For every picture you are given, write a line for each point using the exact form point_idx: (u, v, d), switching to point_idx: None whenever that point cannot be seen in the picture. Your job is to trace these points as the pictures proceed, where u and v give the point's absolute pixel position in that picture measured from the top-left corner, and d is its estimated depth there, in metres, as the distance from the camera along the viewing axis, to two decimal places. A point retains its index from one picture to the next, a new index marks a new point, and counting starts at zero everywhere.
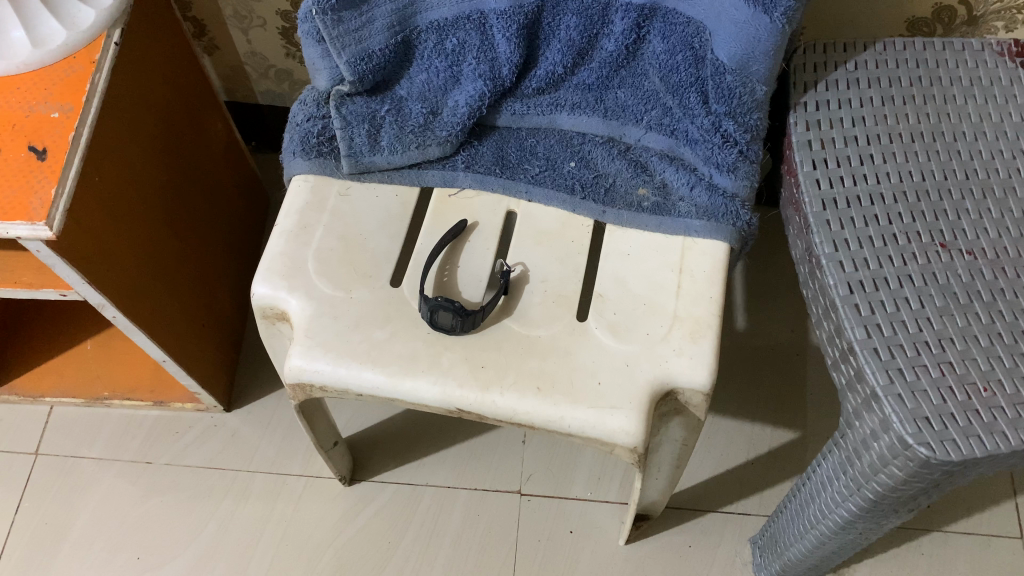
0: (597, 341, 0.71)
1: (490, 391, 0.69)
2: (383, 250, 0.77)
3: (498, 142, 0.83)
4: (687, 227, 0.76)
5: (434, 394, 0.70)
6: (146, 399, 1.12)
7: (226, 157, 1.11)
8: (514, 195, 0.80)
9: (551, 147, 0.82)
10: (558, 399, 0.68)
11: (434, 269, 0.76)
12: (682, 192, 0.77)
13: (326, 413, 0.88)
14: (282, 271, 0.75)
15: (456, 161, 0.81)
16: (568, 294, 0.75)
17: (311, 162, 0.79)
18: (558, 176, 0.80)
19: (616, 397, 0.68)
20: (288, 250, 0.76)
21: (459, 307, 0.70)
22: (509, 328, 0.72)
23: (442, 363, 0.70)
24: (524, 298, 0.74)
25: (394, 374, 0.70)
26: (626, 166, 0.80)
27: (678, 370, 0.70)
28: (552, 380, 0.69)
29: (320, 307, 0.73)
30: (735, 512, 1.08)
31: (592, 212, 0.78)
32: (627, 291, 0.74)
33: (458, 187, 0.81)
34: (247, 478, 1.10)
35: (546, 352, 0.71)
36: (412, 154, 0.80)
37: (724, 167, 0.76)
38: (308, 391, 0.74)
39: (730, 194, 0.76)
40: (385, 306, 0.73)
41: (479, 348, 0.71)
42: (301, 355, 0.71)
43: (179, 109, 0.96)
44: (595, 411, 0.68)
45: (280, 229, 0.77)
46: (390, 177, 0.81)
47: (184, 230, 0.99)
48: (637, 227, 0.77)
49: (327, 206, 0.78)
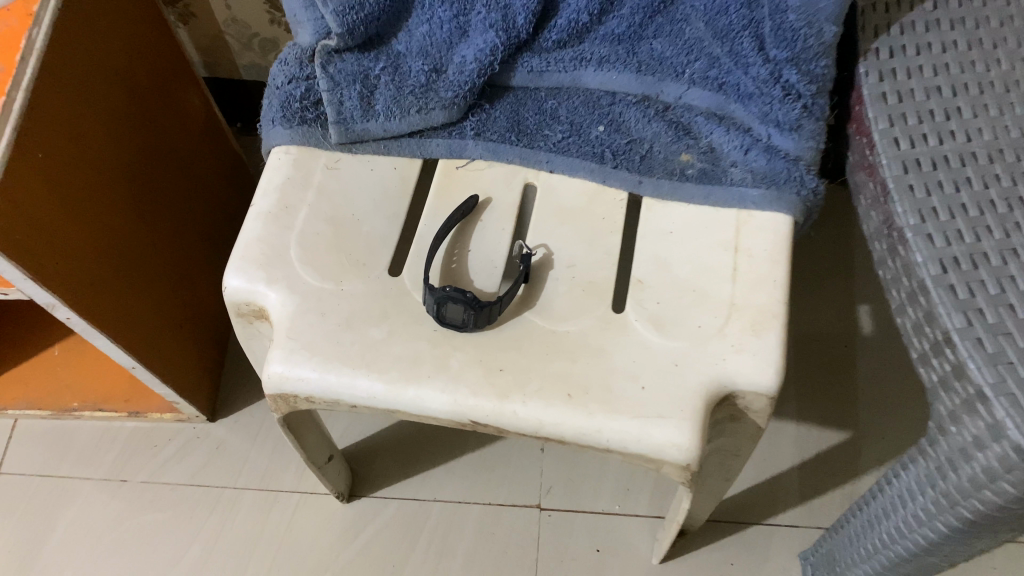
0: (637, 336, 0.59)
1: (510, 399, 0.57)
2: (379, 234, 0.64)
3: (513, 104, 0.70)
4: (742, 197, 0.63)
5: (443, 405, 0.57)
6: (120, 410, 1.00)
7: (207, 138, 0.99)
8: (533, 165, 0.68)
9: (575, 109, 0.70)
10: (592, 408, 0.56)
11: (441, 254, 0.64)
12: (735, 157, 0.65)
13: (318, 427, 0.76)
14: (258, 260, 0.62)
15: (464, 127, 0.69)
16: (601, 281, 0.63)
17: (293, 132, 0.67)
18: (584, 143, 0.68)
19: (662, 404, 0.56)
20: (266, 234, 0.63)
21: (470, 298, 0.57)
22: (531, 324, 0.60)
23: (452, 367, 0.58)
24: (548, 286, 0.62)
25: (394, 381, 0.58)
26: (665, 129, 0.68)
27: (737, 370, 0.57)
28: (585, 385, 0.57)
29: (304, 302, 0.60)
30: (781, 524, 0.96)
31: (626, 183, 0.67)
32: (671, 276, 0.62)
33: (467, 158, 0.69)
34: (233, 497, 0.98)
35: (576, 352, 0.58)
36: (412, 119, 0.67)
37: (785, 125, 0.64)
38: (292, 403, 0.62)
39: (793, 156, 0.64)
40: (382, 300, 0.61)
41: (496, 348, 0.59)
42: (282, 361, 0.59)
43: (147, 81, 0.84)
44: (637, 423, 0.55)
45: (257, 210, 0.65)
46: (386, 147, 0.68)
47: (156, 220, 0.87)
48: (680, 200, 0.65)
49: (313, 182, 0.66)
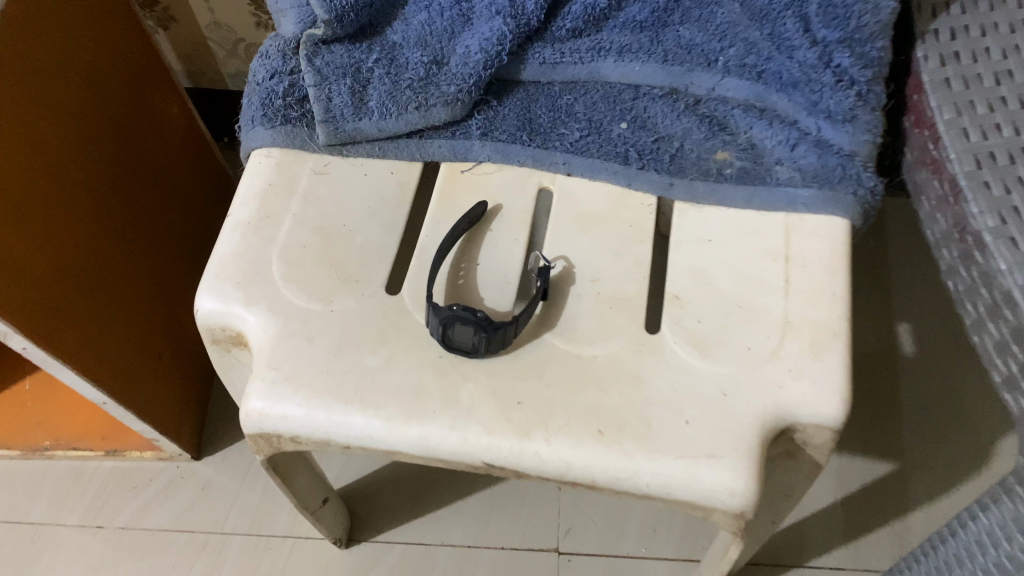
0: (677, 360, 0.51)
1: (533, 437, 0.49)
2: (374, 246, 0.56)
3: (524, 100, 0.62)
4: (790, 199, 0.56)
5: (452, 443, 0.49)
6: (96, 448, 0.91)
7: (187, 150, 0.91)
8: (547, 168, 0.60)
9: (593, 105, 0.62)
10: (628, 446, 0.48)
11: (445, 268, 0.56)
12: (779, 154, 0.57)
13: (310, 468, 0.67)
14: (235, 277, 0.54)
15: (469, 126, 0.61)
16: (630, 297, 0.54)
17: (275, 132, 0.59)
18: (605, 142, 0.60)
19: (712, 440, 0.48)
20: (245, 248, 0.55)
21: (481, 319, 0.49)
22: (553, 347, 0.52)
23: (461, 399, 0.50)
24: (571, 304, 0.54)
25: (393, 416, 0.49)
26: (697, 124, 0.60)
27: (796, 399, 0.50)
28: (620, 418, 0.49)
29: (288, 325, 0.52)
30: (826, 567, 0.87)
31: (654, 186, 0.59)
32: (712, 291, 0.54)
33: (473, 161, 0.61)
34: (219, 542, 0.89)
35: (607, 380, 0.50)
36: (410, 116, 0.59)
37: (837, 116, 0.56)
38: (276, 444, 0.53)
39: (847, 151, 0.56)
40: (379, 322, 0.53)
41: (513, 376, 0.51)
42: (263, 395, 0.51)
43: (114, 85, 0.76)
44: (683, 463, 0.48)
45: (235, 220, 0.57)
46: (382, 150, 0.60)
47: (127, 238, 0.78)
48: (717, 203, 0.57)
49: (298, 189, 0.58)
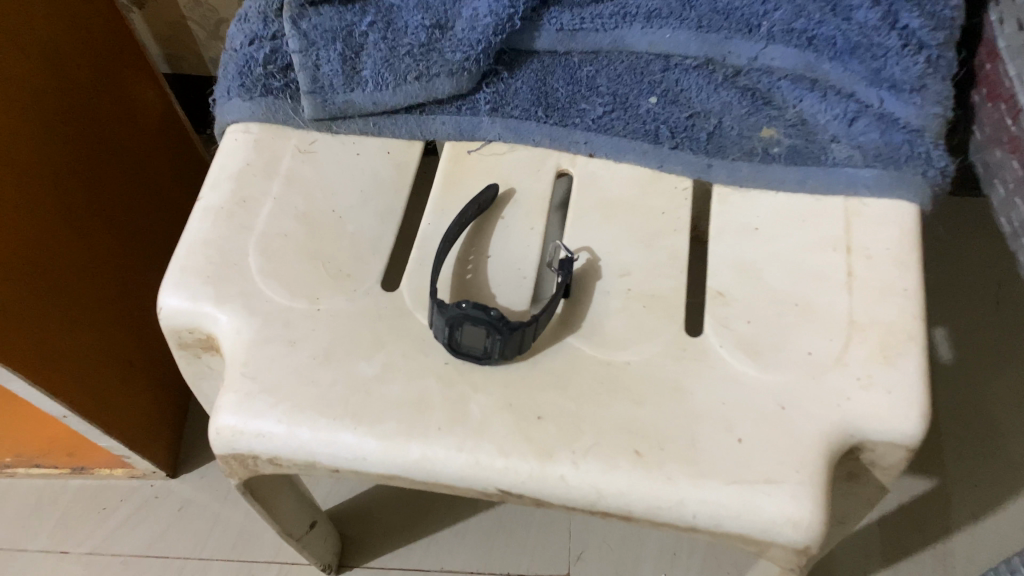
0: (725, 368, 0.44)
1: (555, 458, 0.41)
2: (367, 236, 0.48)
3: (539, 72, 0.55)
4: (851, 180, 0.48)
5: (459, 467, 0.41)
6: (62, 466, 0.82)
7: (165, 140, 0.82)
8: (566, 147, 0.52)
9: (616, 77, 0.54)
10: (671, 470, 0.41)
11: (451, 261, 0.48)
12: (835, 130, 0.50)
13: (295, 490, 0.59)
14: (205, 271, 0.46)
15: (478, 101, 0.53)
16: (667, 293, 0.47)
17: (253, 105, 0.51)
18: (632, 118, 0.52)
19: (769, 463, 0.41)
20: (217, 237, 0.47)
21: (493, 317, 0.42)
22: (577, 352, 0.44)
23: (471, 415, 0.42)
24: (597, 302, 0.46)
25: (390, 434, 0.42)
26: (738, 98, 0.52)
27: (866, 413, 0.42)
28: (661, 437, 0.41)
29: (267, 327, 0.44)
30: None
31: (689, 167, 0.51)
32: (763, 287, 0.46)
33: (482, 140, 0.53)
34: (198, 569, 0.79)
35: (643, 392, 0.43)
36: (410, 88, 0.51)
37: (903, 85, 0.49)
38: (253, 467, 0.45)
39: (914, 126, 0.48)
40: (373, 324, 0.45)
41: (532, 387, 0.43)
42: (235, 408, 0.43)
43: (79, 61, 0.68)
44: (737, 490, 0.40)
45: (206, 205, 0.49)
46: (377, 126, 0.52)
47: (92, 233, 0.70)
48: (764, 186, 0.50)
49: (280, 170, 0.50)
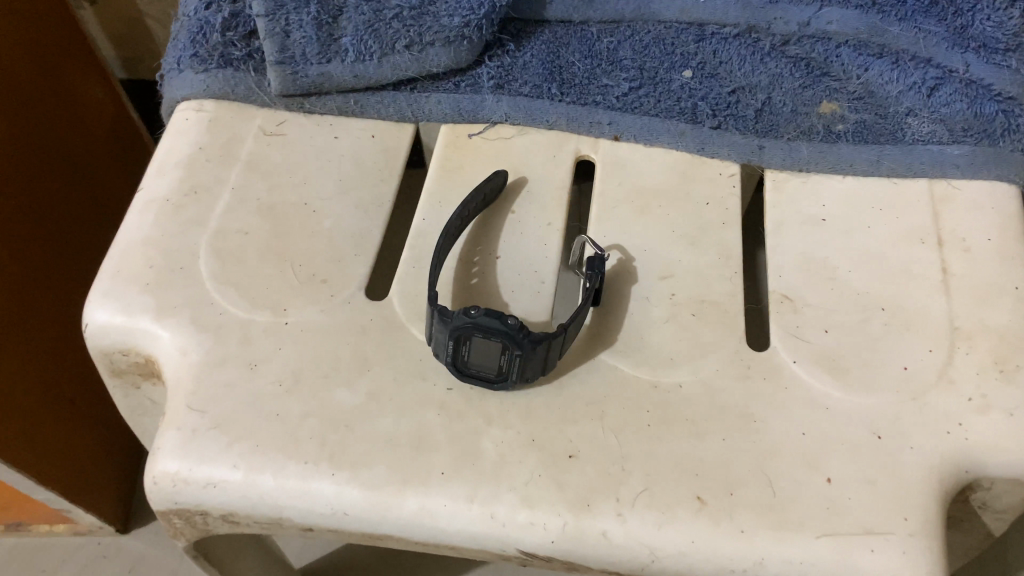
0: (802, 390, 0.35)
1: (594, 510, 0.32)
2: (346, 233, 0.39)
3: (550, 44, 0.46)
4: (937, 160, 0.40)
5: (470, 523, 0.32)
6: None
7: (114, 145, 0.72)
8: (586, 130, 0.43)
9: (642, 49, 0.45)
10: (744, 521, 0.31)
11: (451, 262, 0.39)
12: (911, 102, 0.42)
13: (255, 543, 0.48)
14: (144, 277, 0.37)
15: (479, 76, 0.44)
16: (719, 299, 0.38)
17: (208, 78, 0.42)
18: (664, 94, 0.44)
19: (872, 511, 0.32)
20: (160, 236, 0.38)
21: (511, 327, 0.32)
22: (614, 373, 0.35)
23: (485, 454, 0.33)
24: (636, 310, 0.37)
25: (379, 481, 0.32)
26: (789, 69, 0.44)
27: (986, 443, 0.33)
28: (728, 478, 0.32)
29: (220, 347, 0.35)
30: None
31: (737, 149, 0.42)
32: (840, 289, 0.38)
33: (485, 121, 0.44)
34: None
35: (701, 421, 0.34)
36: (398, 58, 0.42)
37: (994, 44, 0.41)
38: (202, 525, 0.35)
39: (1009, 94, 0.41)
40: (355, 340, 0.36)
41: (561, 418, 0.34)
42: (179, 450, 0.33)
43: (18, 52, 0.58)
44: (833, 547, 0.31)
45: (149, 197, 0.40)
46: (359, 104, 0.43)
47: (32, 250, 0.60)
48: (829, 171, 0.41)
49: (240, 157, 0.41)
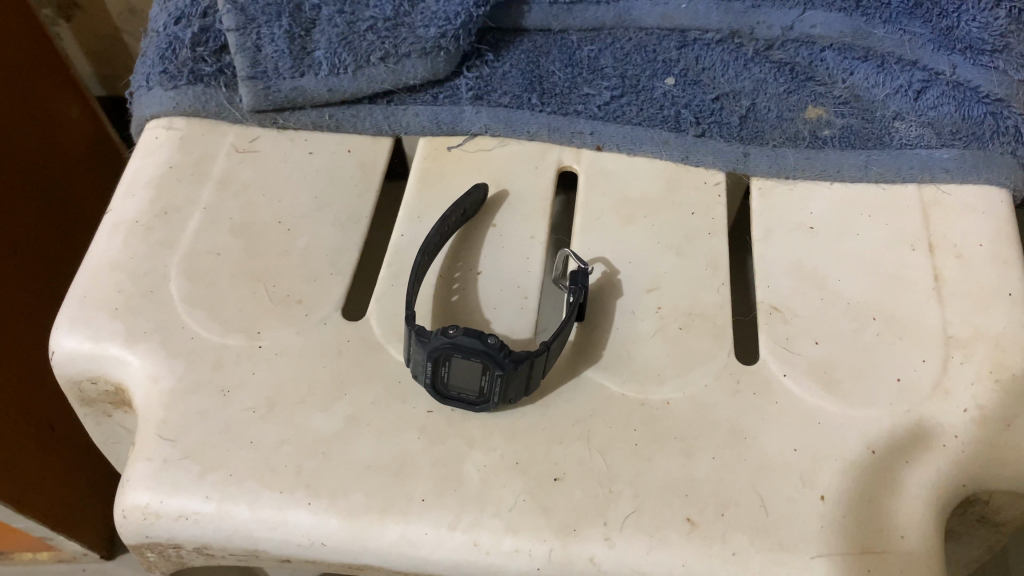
0: (793, 403, 0.34)
1: (581, 535, 0.31)
2: (322, 252, 0.38)
3: (530, 53, 0.45)
4: (925, 164, 0.40)
5: (453, 552, 0.31)
6: None
7: (92, 163, 0.71)
8: (568, 140, 0.42)
9: (624, 57, 0.44)
10: (737, 543, 0.30)
11: (431, 279, 0.38)
12: (898, 106, 0.41)
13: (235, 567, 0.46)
14: (113, 301, 0.36)
15: (457, 87, 0.43)
16: (707, 311, 0.37)
17: (178, 94, 0.41)
18: (647, 102, 0.43)
19: (869, 529, 0.31)
20: (129, 258, 0.37)
21: (492, 347, 0.31)
22: (599, 389, 0.34)
23: (468, 479, 0.32)
24: (622, 324, 0.36)
25: (358, 510, 0.31)
26: (774, 74, 0.43)
27: (984, 455, 0.32)
28: (720, 498, 0.31)
29: (192, 373, 0.34)
30: None
31: (722, 156, 0.41)
32: (830, 299, 0.37)
33: (464, 133, 0.43)
34: None
35: (692, 439, 0.33)
36: (373, 71, 0.41)
37: (982, 45, 0.40)
38: (177, 558, 0.34)
39: (997, 95, 0.40)
40: (332, 363, 0.34)
41: (546, 438, 0.33)
42: (150, 481, 0.32)
43: None
44: (830, 567, 0.30)
45: (117, 219, 0.38)
46: (333, 118, 0.42)
47: (8, 272, 0.59)
48: (816, 177, 0.41)
49: (212, 175, 0.40)
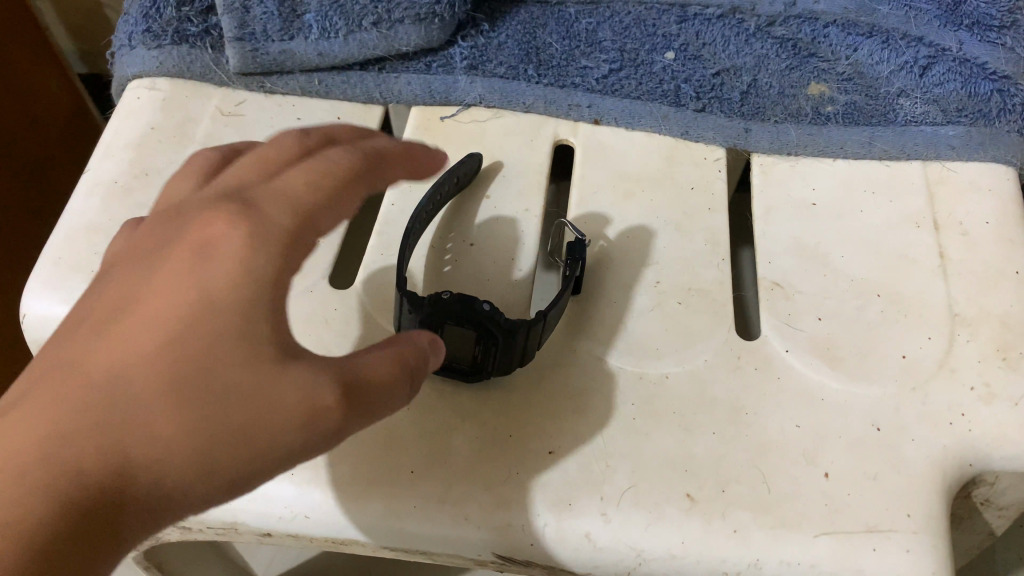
0: (796, 380, 0.33)
1: (577, 509, 0.29)
2: None
3: (526, 24, 0.44)
4: (931, 141, 0.39)
5: (442, 526, 0.29)
6: None
7: (70, 139, 0.69)
8: (564, 112, 0.41)
9: (623, 30, 0.43)
10: (738, 520, 0.29)
11: (422, 248, 0.36)
12: (902, 82, 0.41)
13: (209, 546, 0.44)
14: (88, 264, 0.34)
15: (452, 57, 0.42)
16: (706, 287, 0.36)
17: (161, 54, 0.40)
18: (646, 75, 0.42)
19: (873, 507, 0.29)
20: (108, 220, 0.35)
21: (484, 314, 0.30)
22: (595, 364, 0.33)
23: (458, 452, 0.30)
24: (619, 299, 0.35)
25: (344, 481, 0.30)
26: (776, 50, 0.42)
27: (990, 435, 0.31)
28: (720, 475, 0.30)
29: None
30: None
31: (723, 131, 0.40)
32: (832, 275, 0.36)
33: (458, 104, 0.41)
34: None
35: (690, 415, 0.32)
36: (365, 36, 0.40)
37: (988, 21, 0.40)
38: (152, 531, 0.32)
39: (1004, 72, 0.39)
40: (318, 332, 0.33)
41: (540, 412, 0.31)
42: None
43: None
44: (834, 546, 0.29)
45: (94, 180, 0.37)
46: (322, 84, 0.41)
47: None
48: (819, 154, 0.40)
49: (196, 139, 0.39)
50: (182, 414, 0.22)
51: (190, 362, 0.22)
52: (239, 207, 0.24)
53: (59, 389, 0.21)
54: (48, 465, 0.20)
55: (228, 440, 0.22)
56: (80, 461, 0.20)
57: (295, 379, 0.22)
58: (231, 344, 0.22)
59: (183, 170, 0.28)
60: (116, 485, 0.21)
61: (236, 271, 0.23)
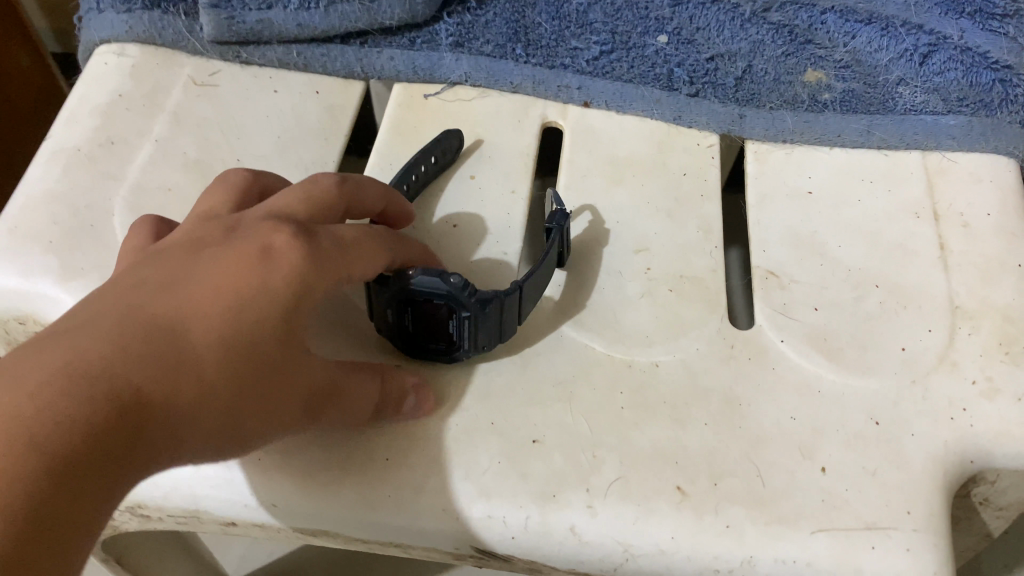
0: (792, 372, 0.31)
1: (561, 501, 0.28)
2: None
3: (515, 4, 0.42)
4: (930, 130, 0.38)
5: (419, 517, 0.28)
6: None
7: (41, 119, 0.66)
8: (553, 94, 0.40)
9: (614, 13, 0.42)
10: (732, 516, 0.28)
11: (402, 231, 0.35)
12: (901, 71, 0.40)
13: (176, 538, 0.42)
14: (47, 234, 0.32)
15: (437, 33, 0.41)
16: (699, 275, 0.34)
17: (132, 19, 0.39)
18: (638, 58, 0.40)
19: (874, 502, 0.28)
20: (69, 188, 0.33)
21: (454, 288, 0.28)
22: (583, 351, 0.31)
23: (437, 440, 0.29)
24: (608, 285, 0.34)
25: (314, 468, 0.28)
26: (772, 37, 0.41)
27: (993, 431, 0.30)
28: (713, 468, 0.29)
29: None
30: None
31: (717, 116, 0.39)
32: (830, 266, 0.34)
33: (443, 82, 0.40)
34: None
35: (682, 405, 0.30)
36: (346, 7, 0.39)
37: (990, 11, 0.39)
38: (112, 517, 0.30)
39: (1006, 62, 0.38)
40: None
41: (523, 399, 0.30)
42: None
43: None
44: (832, 543, 0.27)
45: (57, 147, 0.35)
46: (300, 57, 0.39)
47: None
48: (815, 142, 0.38)
49: (166, 108, 0.37)
50: (227, 369, 0.23)
51: (239, 330, 0.23)
52: (300, 230, 0.25)
53: (125, 319, 0.22)
54: (113, 382, 0.20)
55: (246, 408, 0.23)
56: (142, 385, 0.21)
57: (307, 369, 0.25)
58: (275, 328, 0.24)
59: (216, 183, 0.29)
60: (153, 417, 0.21)
61: (295, 280, 0.24)
